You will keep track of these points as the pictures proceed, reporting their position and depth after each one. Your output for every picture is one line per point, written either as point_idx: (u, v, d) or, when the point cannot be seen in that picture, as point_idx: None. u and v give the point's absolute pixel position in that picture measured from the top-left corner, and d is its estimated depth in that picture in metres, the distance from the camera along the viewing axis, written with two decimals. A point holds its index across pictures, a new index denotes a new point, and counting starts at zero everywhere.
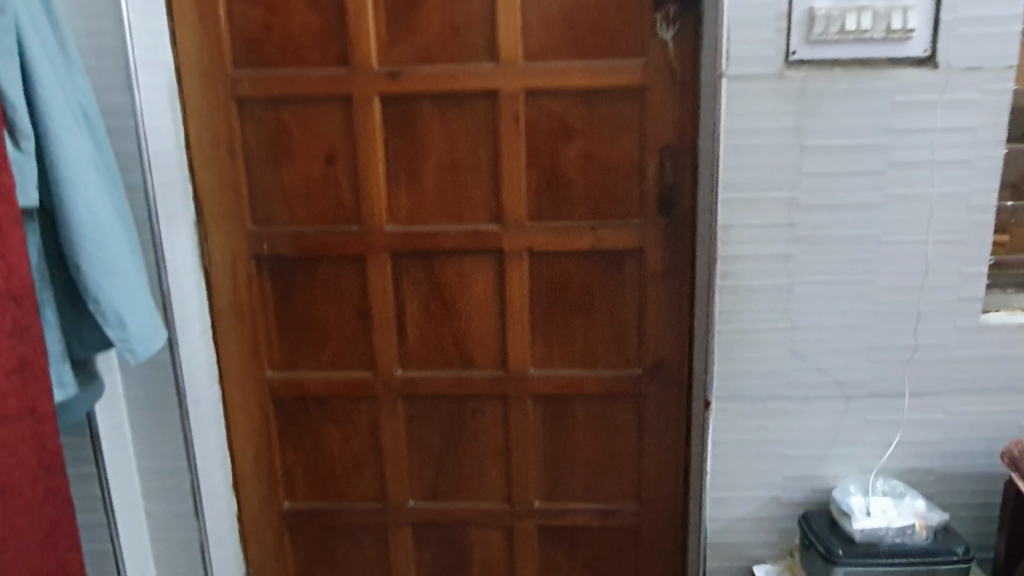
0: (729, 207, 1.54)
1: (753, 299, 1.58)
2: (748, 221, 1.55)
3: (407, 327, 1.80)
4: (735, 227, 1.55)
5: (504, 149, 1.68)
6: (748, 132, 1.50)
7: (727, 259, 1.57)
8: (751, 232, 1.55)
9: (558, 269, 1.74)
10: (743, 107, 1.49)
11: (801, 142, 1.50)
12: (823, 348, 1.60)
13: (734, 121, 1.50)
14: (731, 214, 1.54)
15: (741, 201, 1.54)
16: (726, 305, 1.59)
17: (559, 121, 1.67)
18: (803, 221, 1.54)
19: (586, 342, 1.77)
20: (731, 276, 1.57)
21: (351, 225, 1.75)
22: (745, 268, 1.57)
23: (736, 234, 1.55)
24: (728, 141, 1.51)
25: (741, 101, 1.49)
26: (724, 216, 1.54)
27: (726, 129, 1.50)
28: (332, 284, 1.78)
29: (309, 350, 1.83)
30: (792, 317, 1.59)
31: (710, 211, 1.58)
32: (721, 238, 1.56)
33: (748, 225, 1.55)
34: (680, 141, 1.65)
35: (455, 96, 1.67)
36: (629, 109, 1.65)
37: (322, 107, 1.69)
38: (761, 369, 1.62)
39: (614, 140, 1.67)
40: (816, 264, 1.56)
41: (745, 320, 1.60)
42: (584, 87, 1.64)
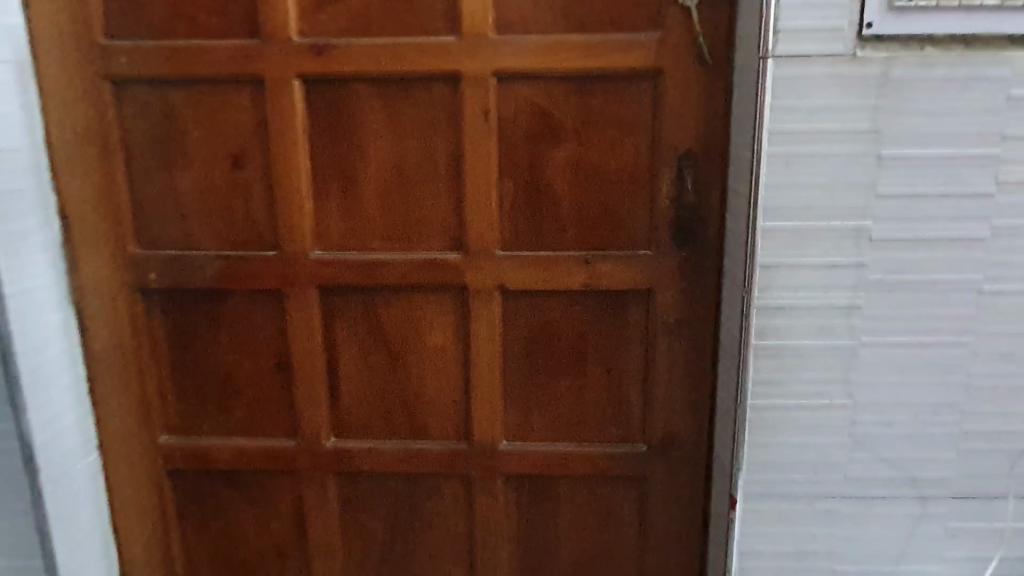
0: (773, 241, 1.11)
1: (802, 365, 1.15)
2: (799, 260, 1.11)
3: (341, 383, 1.38)
4: (781, 267, 1.11)
5: (468, 152, 1.25)
6: (803, 136, 1.07)
7: (767, 310, 1.13)
8: (804, 276, 1.12)
9: (540, 313, 1.32)
10: (796, 100, 1.06)
11: (876, 151, 1.07)
12: (895, 433, 1.17)
13: (784, 120, 1.07)
14: (774, 249, 1.11)
15: (791, 232, 1.10)
16: (764, 373, 1.16)
17: (543, 117, 1.24)
18: (875, 261, 1.11)
19: (575, 409, 1.35)
20: (774, 334, 1.14)
21: (267, 249, 1.33)
22: (792, 324, 1.13)
23: (782, 277, 1.12)
24: (773, 148, 1.08)
25: (796, 91, 1.06)
26: (766, 253, 1.11)
27: (772, 131, 1.07)
28: (245, 325, 1.36)
29: (216, 409, 1.41)
30: (855, 391, 1.16)
31: (744, 245, 1.15)
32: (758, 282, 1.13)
33: (799, 265, 1.11)
34: (704, 147, 1.21)
35: (402, 80, 1.24)
36: (637, 102, 1.22)
37: (227, 93, 1.27)
38: (809, 459, 1.19)
39: (616, 144, 1.24)
40: (891, 320, 1.13)
41: (789, 394, 1.16)
42: (576, 71, 1.21)
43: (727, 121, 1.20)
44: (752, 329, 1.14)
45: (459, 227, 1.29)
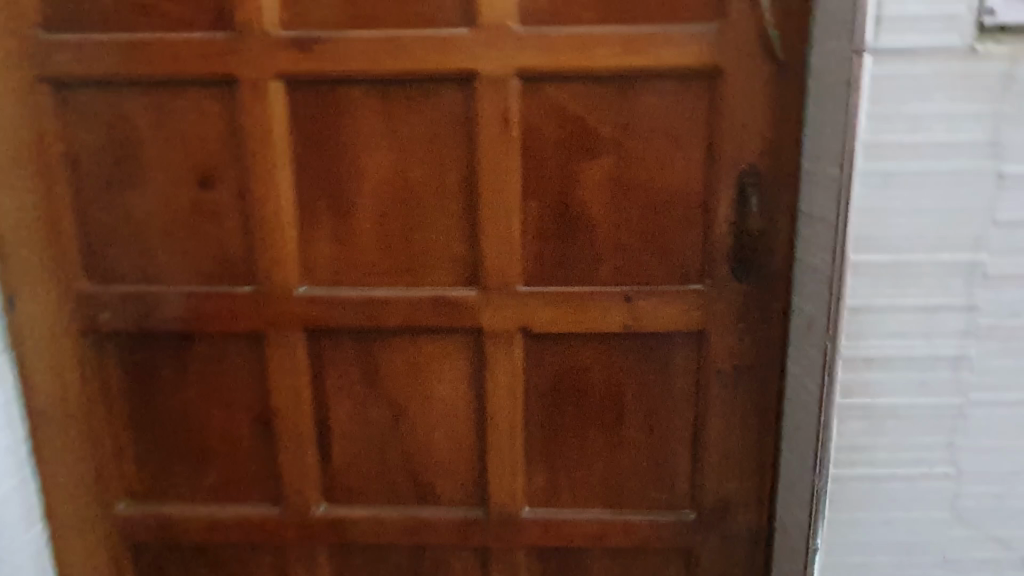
0: (869, 279, 0.90)
1: (895, 427, 0.95)
2: (901, 302, 0.90)
3: (334, 442, 1.16)
4: (879, 310, 0.91)
5: (485, 168, 1.04)
6: (908, 150, 0.86)
7: (859, 363, 0.93)
8: (906, 321, 0.91)
9: (569, 360, 1.10)
10: (898, 106, 0.85)
11: (995, 168, 0.86)
12: (1007, 509, 0.96)
13: (882, 130, 0.86)
14: (870, 290, 0.90)
15: (894, 268, 0.90)
16: (849, 437, 0.95)
17: (574, 126, 1.03)
18: (989, 303, 0.90)
19: (611, 471, 1.14)
20: (863, 390, 0.94)
21: (243, 284, 1.11)
22: (886, 378, 0.93)
23: (879, 322, 0.91)
24: (868, 165, 0.87)
25: (898, 94, 0.85)
26: (855, 293, 0.91)
27: (869, 144, 0.86)
28: (218, 374, 1.15)
29: (185, 471, 1.19)
30: (959, 458, 0.95)
31: (826, 283, 0.94)
32: (845, 330, 0.92)
33: (898, 308, 0.91)
34: (771, 161, 1.00)
35: (404, 81, 1.03)
36: (690, 106, 1.01)
37: (193, 98, 1.05)
38: (900, 538, 0.98)
39: (663, 157, 1.03)
40: (1006, 375, 0.92)
41: (881, 461, 0.96)
42: (617, 70, 1.00)
43: (800, 129, 0.99)
44: (837, 385, 0.94)
45: (473, 258, 1.08)
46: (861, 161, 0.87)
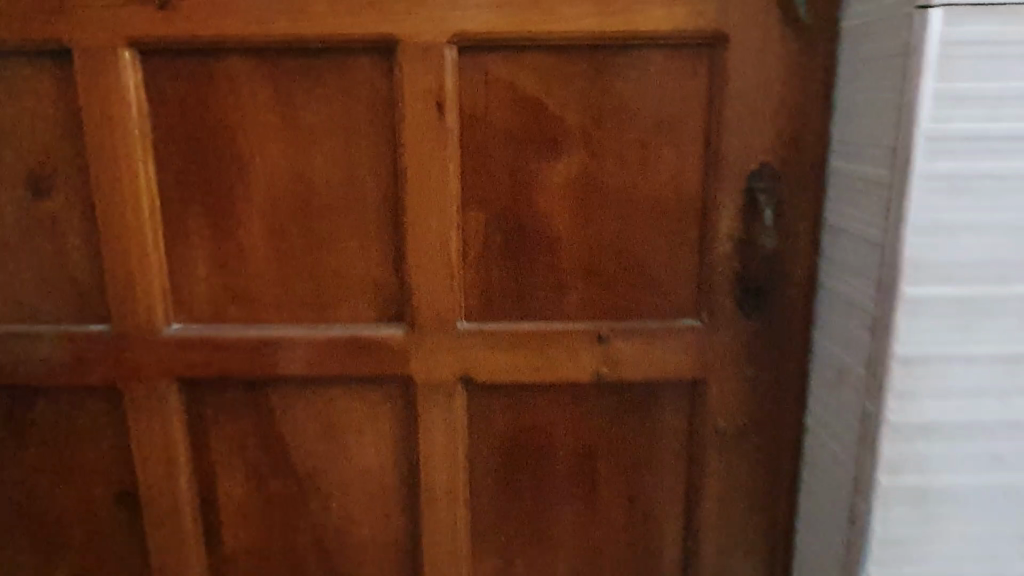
0: (930, 320, 0.66)
1: (957, 516, 0.71)
2: (969, 352, 0.67)
3: (222, 522, 0.90)
4: (940, 363, 0.67)
5: (412, 168, 0.78)
6: (986, 145, 0.63)
7: (912, 431, 0.69)
8: (975, 376, 0.68)
9: (526, 417, 0.85)
10: (972, 83, 0.62)
11: None
12: None
13: (952, 117, 0.62)
14: (929, 336, 0.67)
15: (961, 306, 0.66)
16: (895, 529, 0.71)
17: (531, 114, 0.78)
18: None
19: (579, 556, 0.89)
20: (915, 467, 0.70)
21: (95, 322, 0.84)
22: (945, 451, 0.69)
23: (940, 378, 0.68)
24: (930, 166, 0.63)
25: (973, 67, 0.62)
26: (908, 341, 0.67)
27: (932, 136, 0.62)
28: (67, 437, 0.87)
29: (29, 562, 0.92)
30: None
31: (867, 323, 0.70)
32: (893, 389, 0.68)
33: (964, 359, 0.67)
34: (790, 161, 0.77)
35: (303, 53, 0.77)
36: (683, 89, 0.77)
37: (17, 72, 0.78)
38: None
39: (647, 156, 0.78)
40: None
41: (936, 561, 0.72)
42: (586, 39, 0.75)
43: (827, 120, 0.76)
44: (879, 461, 0.70)
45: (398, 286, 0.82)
46: (922, 161, 0.63)
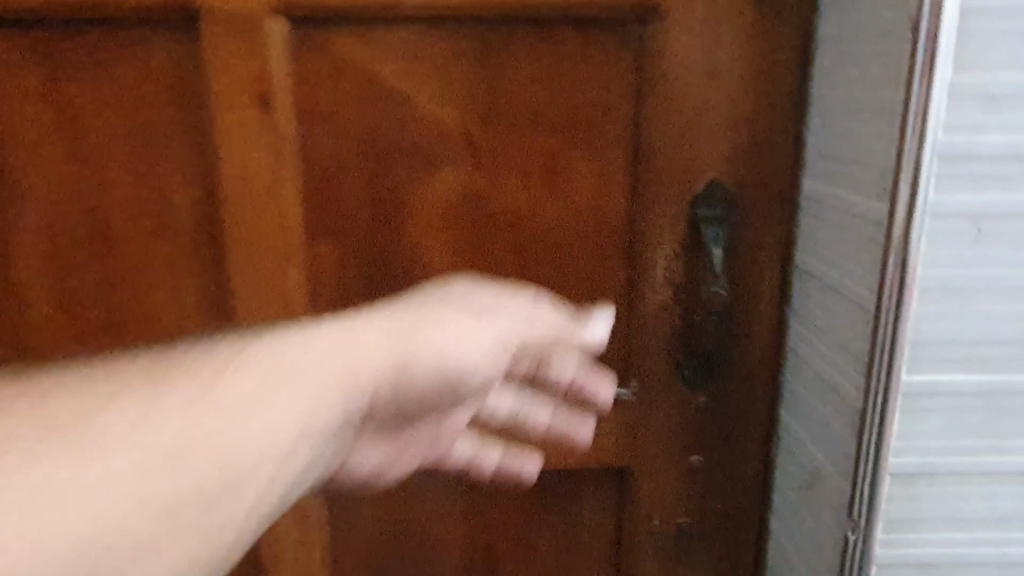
0: (937, 420, 0.46)
1: None
2: (990, 464, 0.47)
3: None
4: (951, 480, 0.47)
5: (237, 188, 0.58)
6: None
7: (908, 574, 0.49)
8: (999, 498, 0.47)
9: (403, 511, 0.65)
10: (1013, 74, 0.41)
11: None
12: None
13: (976, 127, 0.42)
14: (935, 442, 0.46)
15: (982, 401, 0.45)
16: None
17: (395, 115, 0.57)
18: None
19: None
20: None
21: None
22: None
23: (950, 501, 0.47)
24: (941, 199, 0.43)
25: (1014, 51, 0.41)
26: (905, 449, 0.46)
27: (945, 156, 0.42)
28: None
29: None
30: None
31: (847, 419, 0.49)
32: (884, 516, 0.48)
33: (983, 476, 0.47)
34: (749, 181, 0.57)
35: (78, 25, 0.55)
36: (603, 83, 0.56)
37: None
38: None
39: (555, 175, 0.58)
40: None
41: None
42: (468, 11, 0.54)
43: (797, 125, 0.56)
44: None
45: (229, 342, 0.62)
46: (930, 194, 0.42)
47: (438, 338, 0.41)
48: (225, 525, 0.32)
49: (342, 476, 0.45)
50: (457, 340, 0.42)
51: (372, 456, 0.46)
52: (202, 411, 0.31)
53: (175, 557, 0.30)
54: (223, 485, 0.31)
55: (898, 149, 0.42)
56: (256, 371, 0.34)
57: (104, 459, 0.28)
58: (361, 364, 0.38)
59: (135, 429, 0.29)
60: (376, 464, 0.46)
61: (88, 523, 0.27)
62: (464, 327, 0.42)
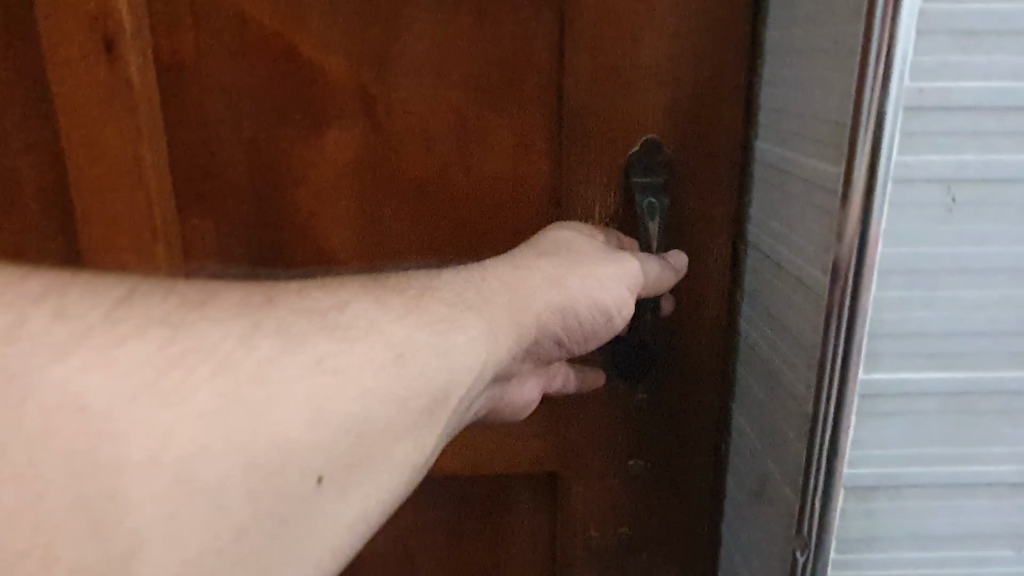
0: (907, 425, 0.38)
1: None
2: (967, 476, 0.39)
3: None
4: (918, 492, 0.39)
5: (100, 162, 0.50)
6: (1017, 121, 0.34)
7: None
8: (977, 514, 0.40)
9: None
10: (1001, 3, 0.33)
11: None
12: None
13: (953, 68, 0.34)
14: (901, 450, 0.39)
15: (956, 402, 0.38)
16: None
17: (274, 66, 0.48)
18: None
19: None
20: None
21: None
22: None
23: (922, 516, 0.40)
24: (910, 159, 0.35)
25: None
26: (866, 457, 0.39)
27: (911, 109, 0.34)
28: None
29: None
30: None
31: (796, 436, 0.42)
32: (836, 536, 0.40)
33: (958, 488, 0.39)
34: (693, 142, 0.49)
35: None
36: (517, 40, 0.47)
37: None
38: None
39: (467, 152, 0.50)
40: None
41: None
42: None
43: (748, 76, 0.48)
44: None
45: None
46: (892, 163, 0.34)
47: (583, 274, 0.40)
48: (435, 432, 0.33)
49: (505, 405, 0.43)
50: (600, 277, 0.41)
51: (526, 389, 0.44)
52: (402, 317, 0.32)
53: (399, 460, 0.31)
54: (431, 395, 0.32)
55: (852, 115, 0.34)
56: (445, 295, 0.35)
57: (315, 354, 0.29)
58: (537, 298, 0.39)
59: (338, 329, 0.30)
60: (523, 398, 0.44)
61: (309, 428, 0.28)
62: (612, 271, 0.41)
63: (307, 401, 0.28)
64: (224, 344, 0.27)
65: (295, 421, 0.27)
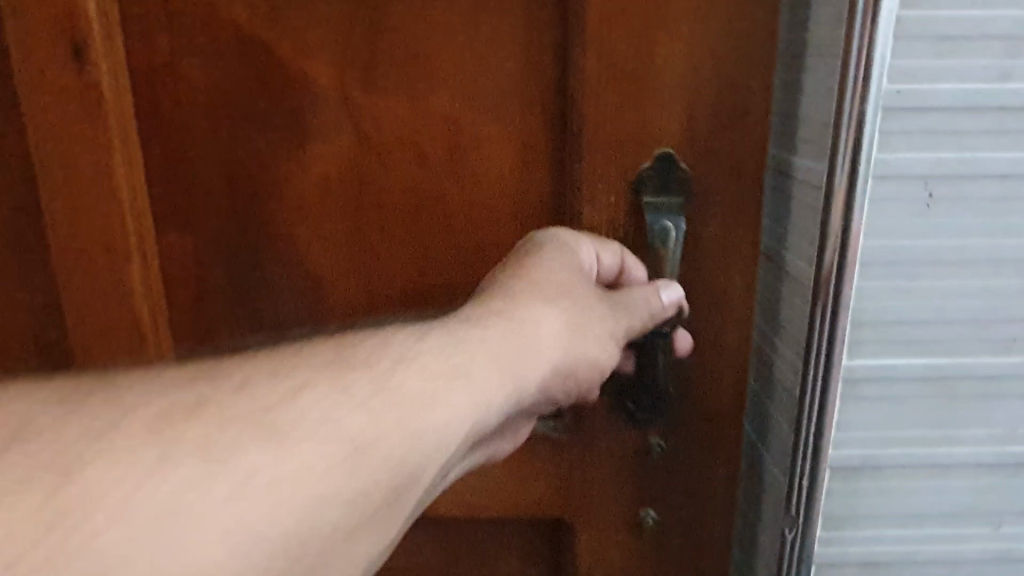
0: (885, 407, 0.40)
1: None
2: (942, 458, 0.41)
3: None
4: (900, 472, 0.41)
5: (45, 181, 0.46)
6: (987, 121, 0.36)
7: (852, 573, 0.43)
8: (953, 493, 0.42)
9: None
10: (970, 10, 0.35)
11: None
12: None
13: (928, 72, 0.35)
14: (880, 433, 0.41)
15: (935, 386, 0.40)
16: None
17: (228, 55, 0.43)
18: None
19: None
20: None
21: None
22: None
23: (900, 494, 0.42)
24: (889, 156, 0.37)
25: None
26: (852, 440, 0.41)
27: (889, 109, 0.36)
28: None
29: None
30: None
31: (784, 423, 0.42)
32: (823, 514, 0.42)
33: (937, 469, 0.41)
34: (715, 158, 0.41)
35: None
36: (500, 50, 0.42)
37: None
38: None
39: (449, 183, 0.44)
40: None
41: None
42: None
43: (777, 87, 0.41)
44: None
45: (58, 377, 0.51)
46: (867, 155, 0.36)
47: (575, 334, 0.36)
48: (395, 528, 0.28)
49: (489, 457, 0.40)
50: (592, 334, 0.37)
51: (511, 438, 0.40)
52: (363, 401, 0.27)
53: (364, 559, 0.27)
54: (398, 475, 0.28)
55: (833, 119, 0.36)
56: (425, 364, 0.30)
57: (243, 465, 0.24)
58: (518, 360, 0.33)
59: (275, 433, 0.25)
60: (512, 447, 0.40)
61: (236, 558, 0.23)
62: (593, 320, 0.37)
63: (235, 523, 0.23)
64: (145, 463, 0.23)
65: (236, 532, 0.23)
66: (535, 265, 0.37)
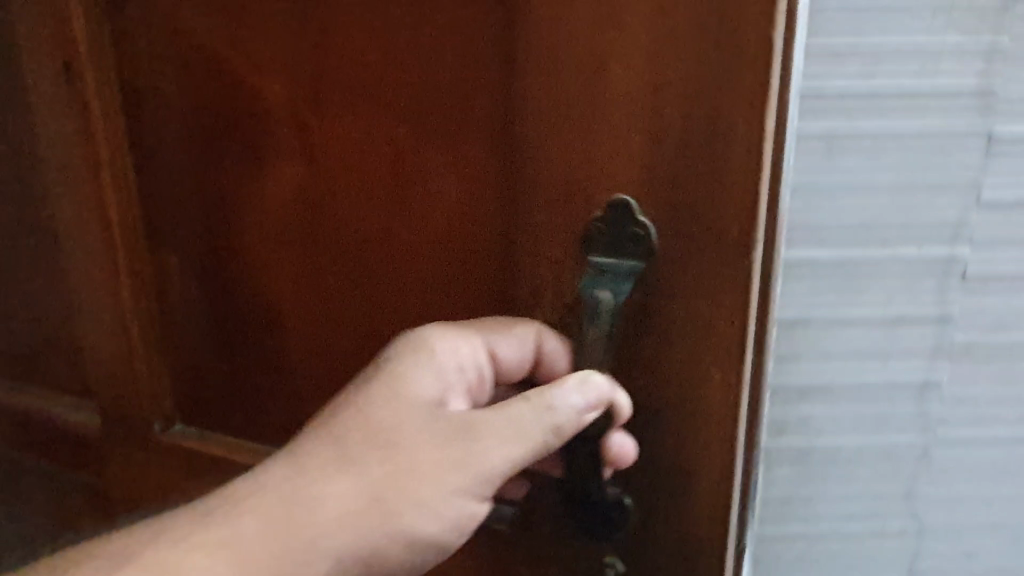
0: (805, 283, 0.57)
1: (846, 473, 0.62)
2: (848, 313, 0.58)
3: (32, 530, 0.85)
4: (821, 323, 0.58)
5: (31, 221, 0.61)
6: (858, 104, 0.53)
7: (792, 394, 0.60)
8: (857, 338, 0.58)
9: None
10: (851, 36, 0.51)
11: (987, 127, 0.52)
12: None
13: (827, 74, 0.52)
14: (808, 297, 0.57)
15: (840, 266, 0.56)
16: (779, 487, 0.63)
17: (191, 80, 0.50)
18: (975, 314, 0.57)
19: None
20: (800, 427, 0.61)
21: None
22: (829, 409, 0.60)
23: (822, 339, 0.59)
24: (807, 124, 0.53)
25: (852, 19, 0.51)
26: (786, 305, 0.58)
27: (805, 96, 0.53)
28: None
29: None
30: (925, 510, 0.63)
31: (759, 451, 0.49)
32: (774, 354, 0.59)
33: (846, 320, 0.58)
34: (690, 218, 0.40)
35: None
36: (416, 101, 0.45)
37: None
38: None
39: (365, 233, 0.49)
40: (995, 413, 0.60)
41: (825, 518, 0.64)
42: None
43: (766, 147, 0.37)
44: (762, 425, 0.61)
45: (67, 412, 0.67)
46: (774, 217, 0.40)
47: (412, 463, 0.43)
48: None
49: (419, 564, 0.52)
50: (444, 463, 0.44)
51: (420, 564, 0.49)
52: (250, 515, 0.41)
53: None
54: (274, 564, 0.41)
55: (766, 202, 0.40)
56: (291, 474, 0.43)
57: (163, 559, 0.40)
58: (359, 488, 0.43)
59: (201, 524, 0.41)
60: None
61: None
62: (448, 448, 0.44)
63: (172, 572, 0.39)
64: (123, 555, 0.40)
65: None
66: (396, 387, 0.44)
